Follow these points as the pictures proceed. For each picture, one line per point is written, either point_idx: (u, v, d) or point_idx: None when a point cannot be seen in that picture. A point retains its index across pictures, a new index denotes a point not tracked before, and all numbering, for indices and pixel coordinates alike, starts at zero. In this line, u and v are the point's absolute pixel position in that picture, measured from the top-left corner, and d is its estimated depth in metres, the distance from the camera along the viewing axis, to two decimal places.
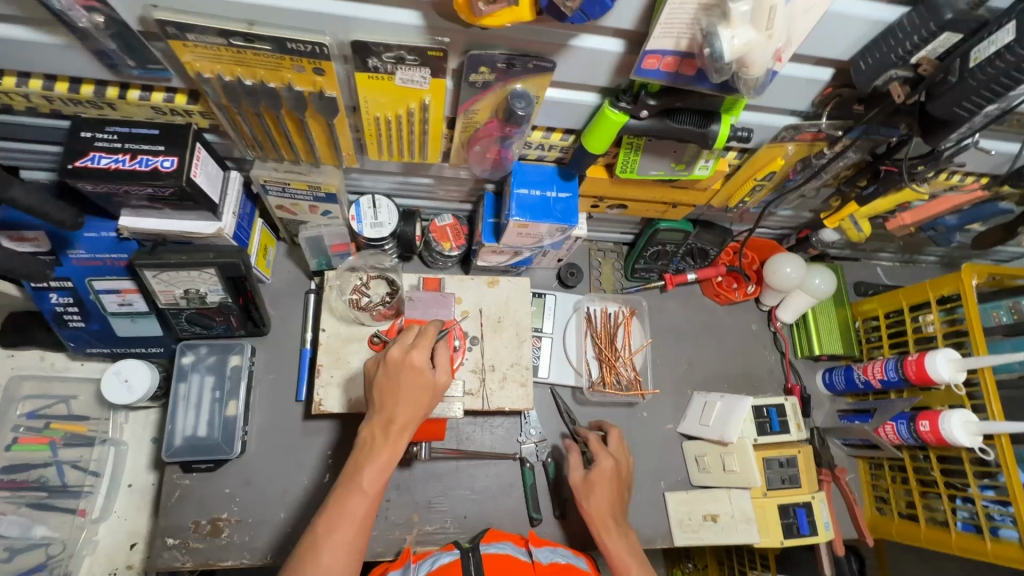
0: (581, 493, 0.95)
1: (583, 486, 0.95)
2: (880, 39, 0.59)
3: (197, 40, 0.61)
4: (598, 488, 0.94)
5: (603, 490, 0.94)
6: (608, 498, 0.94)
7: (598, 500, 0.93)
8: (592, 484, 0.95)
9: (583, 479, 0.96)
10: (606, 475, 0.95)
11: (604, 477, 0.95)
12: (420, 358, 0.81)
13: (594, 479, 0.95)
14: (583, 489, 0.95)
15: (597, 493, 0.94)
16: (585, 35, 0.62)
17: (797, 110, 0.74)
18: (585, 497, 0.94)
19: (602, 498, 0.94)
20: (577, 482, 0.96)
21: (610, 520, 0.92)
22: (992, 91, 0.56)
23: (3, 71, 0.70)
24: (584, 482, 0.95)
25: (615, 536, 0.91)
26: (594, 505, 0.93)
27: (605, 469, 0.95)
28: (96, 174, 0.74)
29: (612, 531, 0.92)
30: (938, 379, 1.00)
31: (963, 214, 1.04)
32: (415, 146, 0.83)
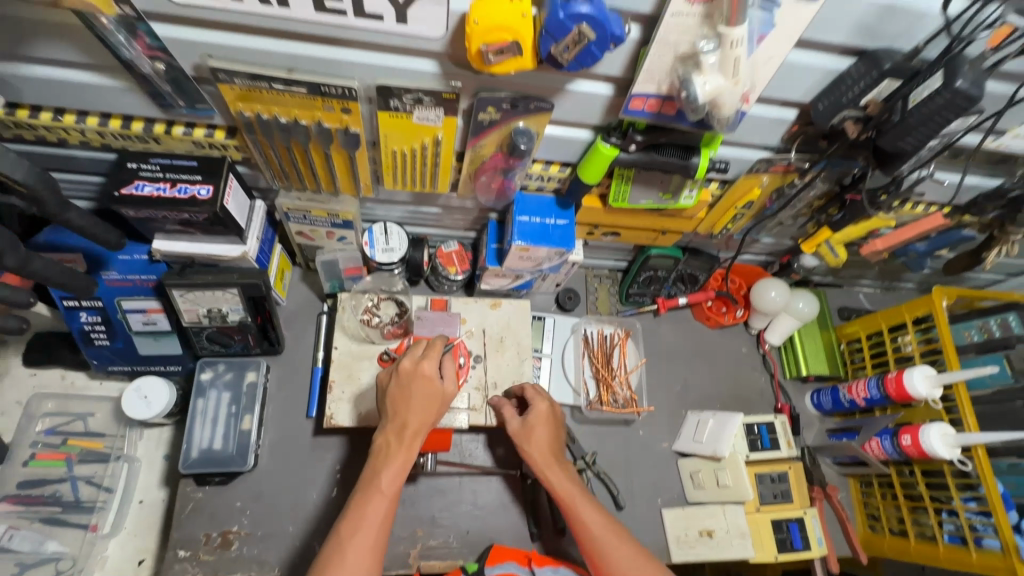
0: (522, 439, 0.93)
1: (522, 432, 0.94)
2: (833, 84, 0.69)
3: (243, 83, 0.70)
4: (535, 430, 0.94)
5: (543, 430, 0.94)
6: (546, 438, 0.93)
7: (538, 440, 0.93)
8: (531, 427, 0.94)
9: (521, 425, 0.95)
10: (543, 417, 0.95)
11: (539, 418, 0.95)
12: (431, 368, 0.89)
13: (532, 421, 0.94)
14: (523, 434, 0.94)
15: (537, 434, 0.93)
16: (579, 81, 0.72)
17: (770, 146, 0.83)
18: (526, 440, 0.93)
19: (540, 439, 0.93)
20: (515, 429, 0.95)
21: (551, 458, 0.92)
22: (929, 128, 0.65)
23: (63, 109, 0.79)
24: (523, 427, 0.94)
25: (559, 472, 0.90)
26: (535, 445, 0.92)
27: (541, 410, 0.95)
28: (140, 201, 0.82)
29: (555, 467, 0.90)
30: (916, 394, 1.06)
31: (931, 241, 1.13)
32: (427, 177, 0.92)
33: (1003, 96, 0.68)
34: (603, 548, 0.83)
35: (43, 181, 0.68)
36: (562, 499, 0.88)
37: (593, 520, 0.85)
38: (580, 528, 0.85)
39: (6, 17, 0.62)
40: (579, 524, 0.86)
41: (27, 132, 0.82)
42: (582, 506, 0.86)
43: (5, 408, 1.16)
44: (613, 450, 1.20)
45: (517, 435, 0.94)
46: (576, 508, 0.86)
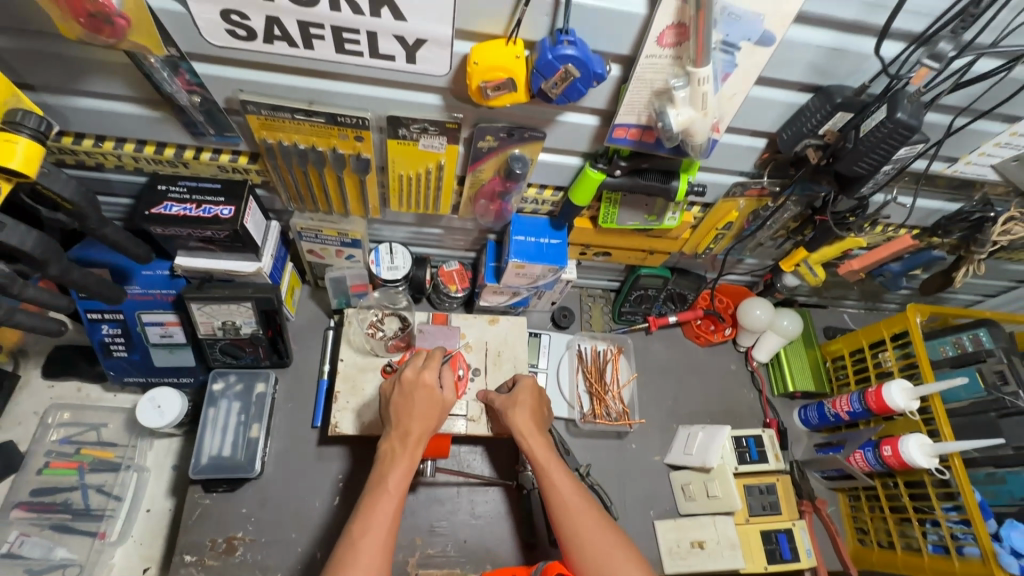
0: (506, 408, 1.02)
1: (507, 403, 1.03)
2: (795, 117, 0.78)
3: (269, 114, 0.79)
4: (520, 402, 1.02)
5: (527, 400, 1.02)
6: (530, 410, 1.01)
7: (522, 410, 1.01)
8: (516, 397, 1.03)
9: (507, 397, 1.04)
10: (529, 394, 1.03)
11: (525, 393, 1.03)
12: (432, 377, 0.95)
13: (518, 393, 1.03)
14: (507, 404, 1.02)
15: (522, 405, 1.01)
16: (568, 113, 0.80)
17: (744, 171, 0.92)
18: (510, 407, 1.01)
19: (523, 410, 1.01)
20: (501, 401, 1.03)
21: (532, 426, 0.99)
22: (878, 155, 0.74)
23: (104, 137, 0.88)
24: (508, 400, 1.03)
25: (537, 439, 0.98)
26: (518, 414, 1.00)
27: (527, 386, 1.05)
28: (168, 220, 0.90)
29: (534, 433, 0.98)
30: (894, 406, 1.10)
31: (905, 261, 1.18)
32: (430, 199, 0.99)
33: (939, 125, 0.80)
34: (568, 509, 0.90)
35: (87, 200, 0.76)
36: (537, 460, 0.95)
37: (562, 483, 0.92)
38: (549, 485, 0.93)
39: (66, 57, 0.71)
40: (549, 484, 0.93)
41: (69, 157, 0.91)
42: (554, 468, 0.94)
43: (22, 418, 1.21)
44: (607, 463, 1.24)
45: (502, 406, 1.03)
46: (549, 468, 0.94)
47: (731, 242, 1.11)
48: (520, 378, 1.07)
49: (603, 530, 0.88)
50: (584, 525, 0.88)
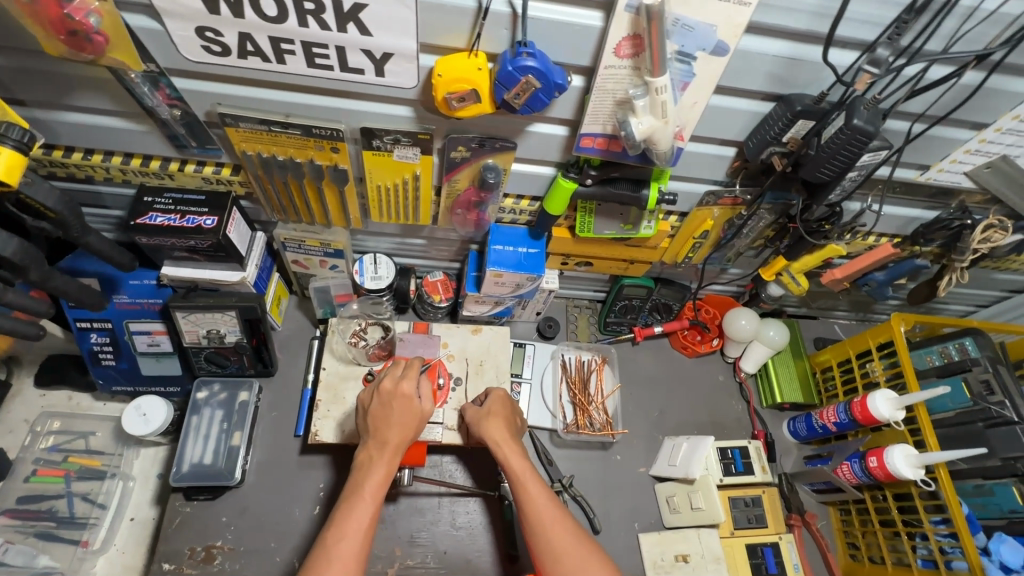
0: (479, 419, 1.02)
1: (478, 415, 1.03)
2: (759, 125, 0.80)
3: (246, 126, 0.82)
4: (491, 414, 1.02)
5: (500, 413, 1.03)
6: (502, 422, 1.01)
7: (496, 421, 1.01)
8: (490, 410, 1.03)
9: (479, 409, 1.04)
10: (500, 403, 1.05)
11: (496, 406, 1.04)
12: (410, 387, 0.93)
13: (490, 406, 1.04)
14: (479, 416, 1.02)
15: (495, 417, 1.01)
16: (537, 123, 0.83)
17: (717, 180, 0.93)
18: (482, 421, 1.01)
19: (495, 422, 1.01)
20: (472, 413, 1.03)
21: (507, 437, 0.99)
22: (840, 161, 0.77)
23: (92, 150, 0.91)
24: (480, 412, 1.03)
25: (510, 450, 0.97)
26: (491, 426, 1.00)
27: (498, 396, 1.05)
28: (152, 230, 0.92)
29: (510, 445, 0.98)
30: (879, 417, 1.09)
31: (888, 271, 1.17)
32: (409, 209, 1.02)
33: (901, 132, 0.83)
34: (541, 523, 0.89)
35: (70, 209, 0.79)
36: (512, 473, 0.94)
37: (537, 495, 0.91)
38: (525, 499, 0.91)
39: (52, 73, 0.75)
40: (523, 496, 0.91)
41: (60, 170, 0.94)
42: (528, 479, 0.92)
43: (13, 427, 1.23)
44: (591, 475, 1.22)
45: (473, 419, 1.03)
46: (523, 480, 0.93)
47: (710, 251, 1.12)
48: (490, 391, 1.07)
49: (577, 545, 0.87)
50: (559, 538, 0.87)
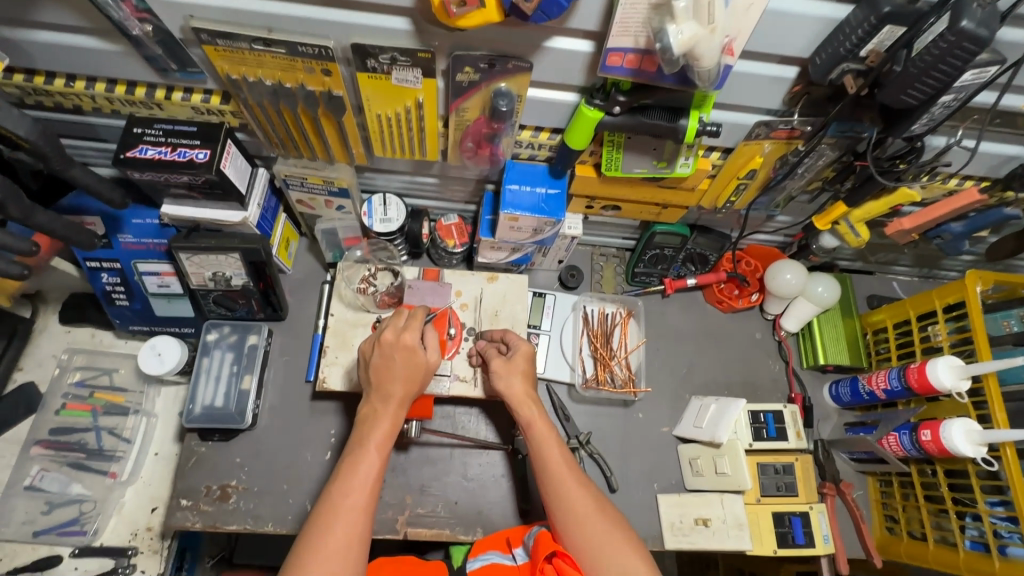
0: (504, 375, 0.95)
1: (505, 368, 0.96)
2: (832, 35, 0.65)
3: (226, 44, 0.73)
4: (516, 370, 0.95)
5: (523, 368, 0.96)
6: (522, 376, 0.95)
7: (518, 377, 0.95)
8: (514, 364, 0.96)
9: (505, 361, 0.96)
10: (523, 361, 0.96)
11: (521, 362, 0.96)
12: (412, 339, 0.87)
13: (515, 361, 0.96)
14: (504, 370, 0.95)
15: (518, 371, 0.95)
16: (556, 37, 0.70)
17: (770, 109, 0.79)
18: (506, 376, 0.95)
19: (520, 378, 0.95)
20: (498, 365, 0.96)
21: (528, 395, 0.94)
22: (935, 78, 0.63)
23: (74, 76, 0.84)
24: (506, 364, 0.96)
25: (532, 405, 0.93)
26: (508, 380, 0.95)
27: (525, 352, 0.97)
28: (143, 164, 0.86)
29: (530, 403, 0.94)
30: (940, 387, 0.97)
31: (968, 221, 1.00)
32: (415, 143, 0.92)
33: (1017, 44, 0.66)
34: (558, 486, 0.88)
35: (47, 139, 0.74)
36: (533, 432, 0.92)
37: (557, 456, 0.90)
38: (544, 459, 0.90)
39: None
40: (540, 454, 0.91)
41: (46, 99, 0.89)
42: (549, 438, 0.92)
43: (42, 361, 1.26)
44: (610, 431, 1.16)
45: (499, 370, 0.96)
46: (543, 435, 0.92)
47: (756, 194, 0.98)
48: (515, 342, 0.99)
49: (595, 509, 0.86)
50: (580, 501, 0.86)
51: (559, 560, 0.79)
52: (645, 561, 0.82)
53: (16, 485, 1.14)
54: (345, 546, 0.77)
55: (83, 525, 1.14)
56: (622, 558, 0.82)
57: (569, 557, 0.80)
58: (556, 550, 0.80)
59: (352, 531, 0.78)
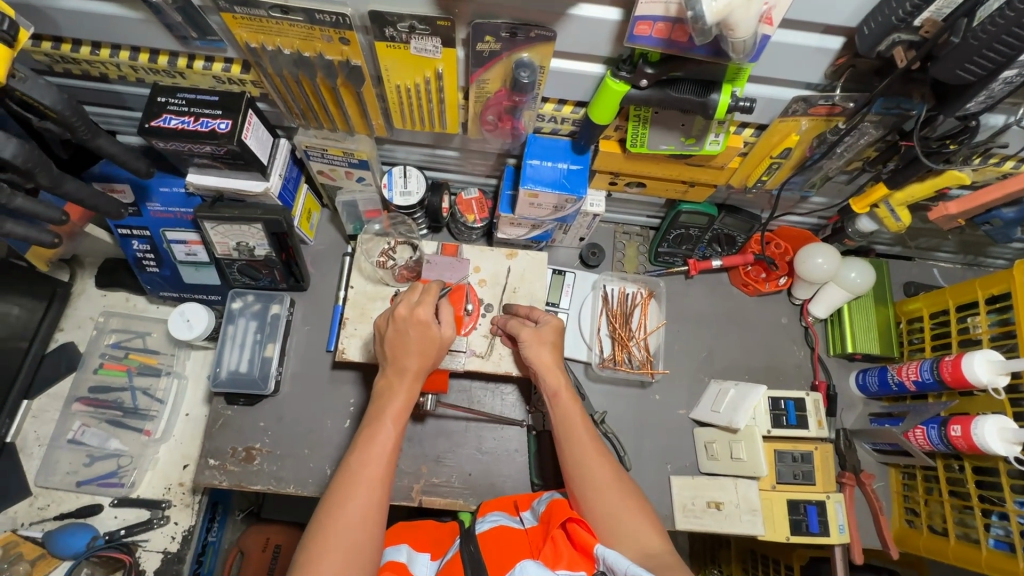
0: (532, 345, 0.96)
1: (533, 338, 0.96)
2: (882, 3, 0.60)
3: (245, 11, 0.72)
4: (545, 340, 0.96)
5: (551, 339, 0.97)
6: (550, 348, 0.97)
7: (545, 348, 0.96)
8: (543, 336, 0.97)
9: (533, 332, 0.97)
10: (554, 333, 0.97)
11: (550, 334, 0.97)
12: (426, 314, 0.88)
13: (543, 332, 0.97)
14: (533, 341, 0.96)
15: (545, 342, 0.96)
16: (583, 4, 0.66)
17: (810, 83, 0.74)
18: (533, 347, 0.96)
19: (548, 348, 0.96)
20: (527, 333, 0.96)
21: (555, 366, 0.96)
22: (996, 50, 0.58)
23: (100, 44, 0.85)
24: (535, 334, 0.96)
25: (557, 374, 0.95)
26: (537, 350, 0.95)
27: (553, 324, 0.98)
28: (167, 134, 0.87)
29: (557, 373, 0.95)
30: (975, 382, 0.93)
31: (1022, 208, 0.93)
32: (435, 115, 0.90)
33: None
34: (579, 455, 0.89)
35: (72, 109, 0.75)
36: (559, 402, 0.94)
37: (579, 428, 0.91)
38: (566, 430, 0.92)
39: None
40: (563, 423, 0.93)
41: (74, 67, 0.90)
42: (572, 410, 0.93)
43: (80, 322, 1.32)
44: (626, 411, 1.15)
45: (527, 340, 0.96)
46: (567, 405, 0.93)
47: (790, 174, 0.94)
48: (545, 315, 1.00)
49: (613, 481, 0.87)
50: (599, 472, 0.87)
51: (574, 524, 0.76)
52: (661, 535, 0.83)
53: (60, 438, 1.22)
54: (364, 512, 0.80)
55: (121, 478, 1.21)
56: (638, 531, 0.83)
57: (583, 523, 0.77)
58: (570, 515, 0.77)
59: (371, 500, 0.81)
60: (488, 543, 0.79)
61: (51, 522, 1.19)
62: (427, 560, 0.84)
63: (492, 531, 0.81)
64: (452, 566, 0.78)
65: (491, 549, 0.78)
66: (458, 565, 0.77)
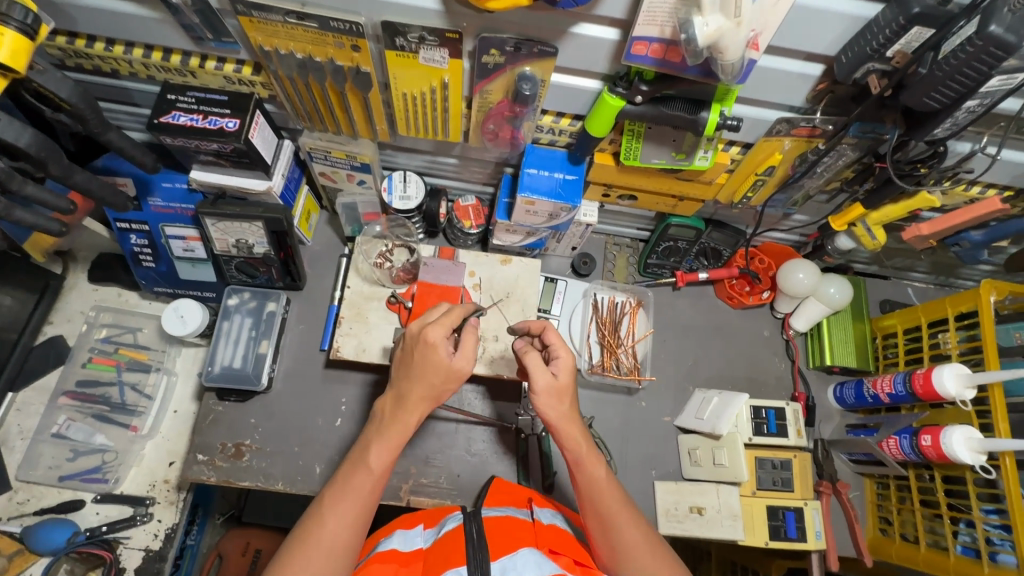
0: (548, 397, 0.80)
1: (548, 389, 0.80)
2: (859, 34, 0.65)
3: (261, 16, 0.75)
4: (563, 392, 0.81)
5: (569, 387, 0.82)
6: (569, 399, 0.82)
7: (563, 399, 0.81)
8: (559, 387, 0.81)
9: (548, 382, 0.80)
10: (571, 381, 0.82)
11: (567, 383, 0.81)
12: (434, 335, 0.80)
13: (561, 380, 0.81)
14: (549, 392, 0.80)
15: (564, 396, 0.81)
16: (583, 24, 0.71)
17: (793, 106, 0.79)
18: (550, 401, 0.80)
19: (566, 399, 0.81)
20: (542, 384, 0.80)
21: (573, 418, 0.82)
22: (955, 85, 0.64)
23: (114, 41, 0.87)
24: (552, 385, 0.80)
25: (574, 429, 0.82)
26: (553, 404, 0.81)
27: (567, 368, 0.82)
28: (176, 130, 0.89)
29: (574, 427, 0.82)
30: (944, 394, 0.97)
31: (989, 230, 0.99)
32: (438, 123, 0.94)
33: None
34: (606, 516, 0.82)
35: (86, 102, 0.77)
36: (578, 459, 0.83)
37: (607, 489, 0.83)
38: (590, 487, 0.83)
39: None
40: (589, 484, 0.83)
41: (85, 62, 0.92)
42: (597, 468, 0.83)
43: (70, 316, 1.31)
44: (613, 417, 1.18)
45: (542, 391, 0.80)
46: (592, 466, 0.83)
47: (774, 191, 0.99)
48: (560, 354, 0.83)
49: (644, 544, 0.81)
50: (629, 536, 0.81)
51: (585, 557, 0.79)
52: None
53: (44, 432, 1.21)
54: (328, 553, 0.76)
55: (105, 473, 1.20)
56: None
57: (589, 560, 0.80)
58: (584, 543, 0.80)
59: (336, 540, 0.77)
60: (492, 527, 0.80)
61: (29, 517, 1.17)
62: (423, 533, 0.85)
63: (498, 518, 0.82)
64: (453, 538, 0.77)
65: (496, 534, 0.78)
66: (460, 537, 0.77)
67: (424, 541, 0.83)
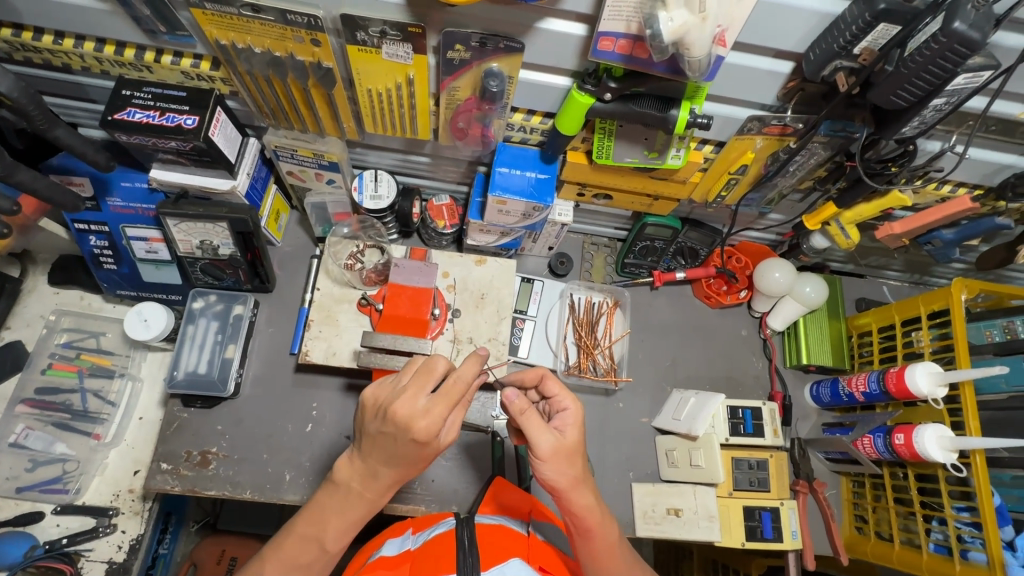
0: (553, 460, 0.75)
1: (554, 452, 0.74)
2: (828, 30, 0.64)
3: (215, 8, 0.72)
4: (569, 453, 0.75)
5: (575, 446, 0.76)
6: (578, 462, 0.77)
7: (569, 460, 0.76)
8: (564, 448, 0.75)
9: (554, 445, 0.74)
10: (576, 438, 0.77)
11: (573, 442, 0.76)
12: (427, 433, 0.69)
13: (567, 439, 0.76)
14: (555, 455, 0.74)
15: (572, 456, 0.75)
16: (550, 19, 0.69)
17: (764, 104, 0.78)
18: (558, 463, 0.75)
19: (572, 461, 0.76)
20: (548, 447, 0.74)
21: (581, 481, 0.77)
22: (921, 81, 0.63)
23: (63, 33, 0.84)
24: (558, 446, 0.75)
25: (584, 493, 0.77)
26: (563, 467, 0.75)
27: (574, 421, 0.78)
28: (130, 126, 0.85)
29: (581, 491, 0.77)
30: (916, 393, 0.97)
31: (960, 228, 0.99)
32: (406, 120, 0.91)
33: (1014, 50, 0.67)
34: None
35: (29, 97, 0.74)
36: (585, 527, 0.78)
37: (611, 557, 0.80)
38: (596, 553, 0.79)
39: None
40: (595, 551, 0.79)
41: (35, 56, 0.88)
42: (606, 537, 0.79)
43: (30, 321, 1.26)
44: (590, 419, 1.16)
45: (549, 454, 0.74)
46: (601, 532, 0.79)
47: (748, 189, 0.98)
48: (568, 407, 0.79)
49: None
50: None
51: None
52: None
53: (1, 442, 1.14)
54: None
55: (66, 484, 1.15)
56: None
57: None
58: None
59: None
60: (485, 535, 0.78)
61: None
62: (411, 537, 0.83)
63: (492, 526, 0.80)
64: (445, 542, 0.75)
65: (488, 541, 0.76)
66: (452, 541, 0.75)
67: (412, 543, 0.81)
